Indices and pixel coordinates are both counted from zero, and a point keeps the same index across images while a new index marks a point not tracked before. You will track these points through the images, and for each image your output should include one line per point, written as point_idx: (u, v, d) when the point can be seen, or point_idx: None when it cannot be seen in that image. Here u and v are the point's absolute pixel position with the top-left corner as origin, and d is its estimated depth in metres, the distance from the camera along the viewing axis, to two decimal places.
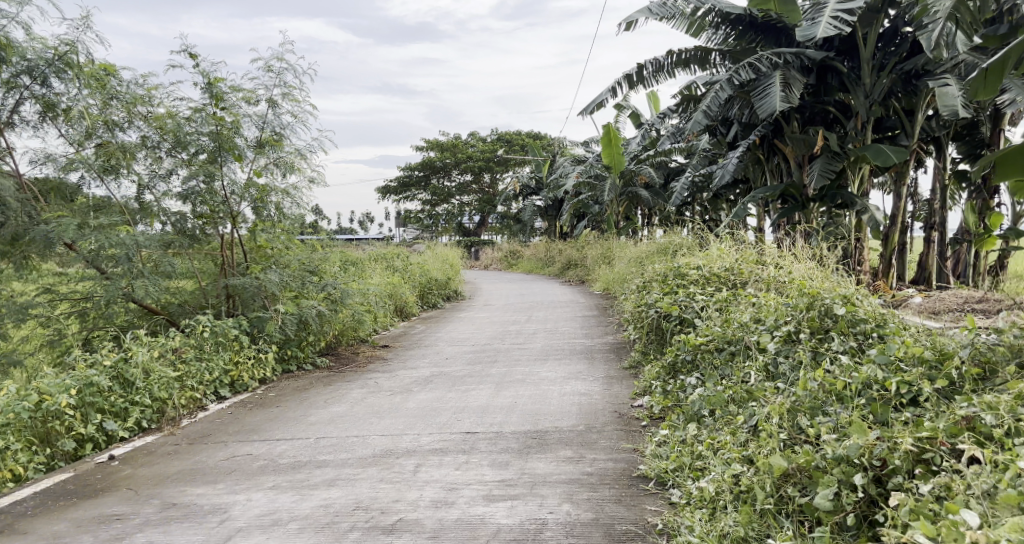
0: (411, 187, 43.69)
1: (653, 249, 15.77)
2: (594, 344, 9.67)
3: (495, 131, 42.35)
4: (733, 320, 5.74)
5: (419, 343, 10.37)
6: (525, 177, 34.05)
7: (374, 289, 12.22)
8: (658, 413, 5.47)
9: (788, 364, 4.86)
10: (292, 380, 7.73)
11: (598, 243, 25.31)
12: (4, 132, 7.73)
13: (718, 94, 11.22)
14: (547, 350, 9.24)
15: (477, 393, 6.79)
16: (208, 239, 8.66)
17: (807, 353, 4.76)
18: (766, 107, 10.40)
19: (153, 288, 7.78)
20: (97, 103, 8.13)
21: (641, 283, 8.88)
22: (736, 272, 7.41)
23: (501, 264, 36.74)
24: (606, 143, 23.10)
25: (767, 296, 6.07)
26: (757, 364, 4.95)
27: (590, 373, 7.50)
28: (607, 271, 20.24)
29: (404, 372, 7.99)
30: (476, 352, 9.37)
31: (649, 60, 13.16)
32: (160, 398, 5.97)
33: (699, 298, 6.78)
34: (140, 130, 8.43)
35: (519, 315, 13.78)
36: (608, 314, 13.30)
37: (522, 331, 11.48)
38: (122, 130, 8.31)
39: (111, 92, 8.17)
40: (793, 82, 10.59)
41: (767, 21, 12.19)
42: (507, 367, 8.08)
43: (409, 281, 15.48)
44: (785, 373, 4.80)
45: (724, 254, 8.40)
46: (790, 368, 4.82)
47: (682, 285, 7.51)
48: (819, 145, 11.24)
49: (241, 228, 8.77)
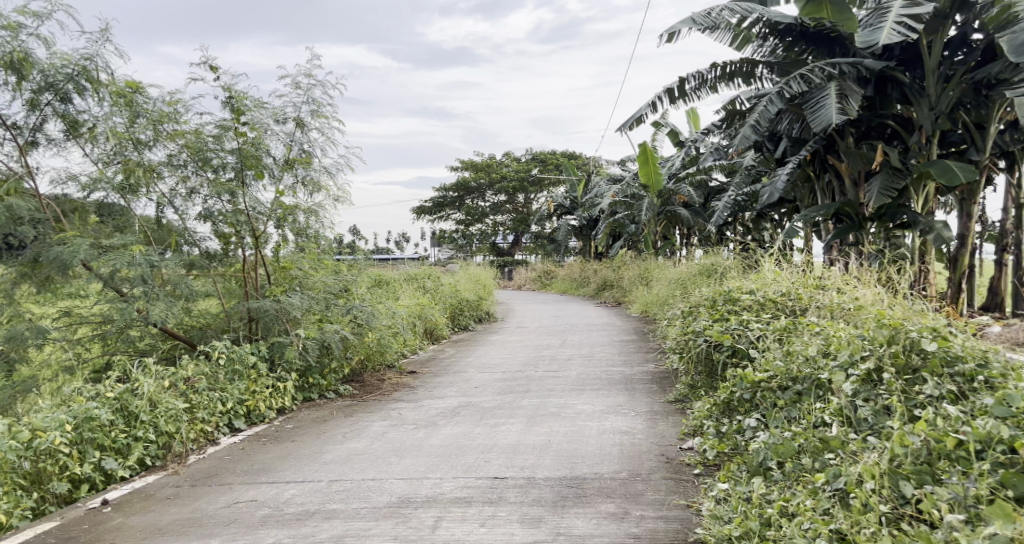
0: (445, 207, 43.41)
1: (694, 270, 15.11)
2: (634, 373, 9.05)
3: (529, 150, 41.98)
4: (796, 353, 5.14)
5: (448, 368, 9.84)
6: (560, 197, 33.52)
7: (404, 312, 11.74)
8: (713, 459, 4.87)
9: (869, 408, 4.27)
10: (314, 407, 7.22)
11: (635, 264, 24.64)
12: (26, 153, 7.27)
13: (768, 107, 10.66)
14: (583, 379, 8.64)
15: (507, 429, 6.22)
16: (230, 259, 8.16)
17: (897, 401, 4.17)
18: (821, 120, 9.80)
19: (172, 311, 7.32)
20: (125, 121, 7.63)
21: (687, 308, 8.30)
22: (793, 298, 6.81)
23: (535, 285, 36.15)
24: (643, 162, 22.49)
25: (834, 326, 5.46)
26: (831, 408, 4.36)
27: (632, 407, 6.89)
28: (645, 292, 19.58)
29: (430, 402, 7.46)
30: (508, 380, 8.81)
31: (692, 74, 12.63)
32: (166, 432, 5.37)
33: (753, 326, 6.21)
34: (166, 147, 7.89)
35: (554, 339, 13.16)
36: (649, 339, 12.65)
37: (557, 356, 10.89)
38: (149, 149, 7.78)
39: (137, 110, 7.70)
40: (851, 95, 10.03)
41: (820, 32, 11.57)
42: (541, 398, 7.51)
43: (439, 302, 14.97)
44: (868, 421, 4.21)
45: (778, 278, 7.79)
46: (876, 417, 4.22)
47: (733, 311, 6.92)
48: (878, 162, 10.75)
49: (267, 246, 8.24)
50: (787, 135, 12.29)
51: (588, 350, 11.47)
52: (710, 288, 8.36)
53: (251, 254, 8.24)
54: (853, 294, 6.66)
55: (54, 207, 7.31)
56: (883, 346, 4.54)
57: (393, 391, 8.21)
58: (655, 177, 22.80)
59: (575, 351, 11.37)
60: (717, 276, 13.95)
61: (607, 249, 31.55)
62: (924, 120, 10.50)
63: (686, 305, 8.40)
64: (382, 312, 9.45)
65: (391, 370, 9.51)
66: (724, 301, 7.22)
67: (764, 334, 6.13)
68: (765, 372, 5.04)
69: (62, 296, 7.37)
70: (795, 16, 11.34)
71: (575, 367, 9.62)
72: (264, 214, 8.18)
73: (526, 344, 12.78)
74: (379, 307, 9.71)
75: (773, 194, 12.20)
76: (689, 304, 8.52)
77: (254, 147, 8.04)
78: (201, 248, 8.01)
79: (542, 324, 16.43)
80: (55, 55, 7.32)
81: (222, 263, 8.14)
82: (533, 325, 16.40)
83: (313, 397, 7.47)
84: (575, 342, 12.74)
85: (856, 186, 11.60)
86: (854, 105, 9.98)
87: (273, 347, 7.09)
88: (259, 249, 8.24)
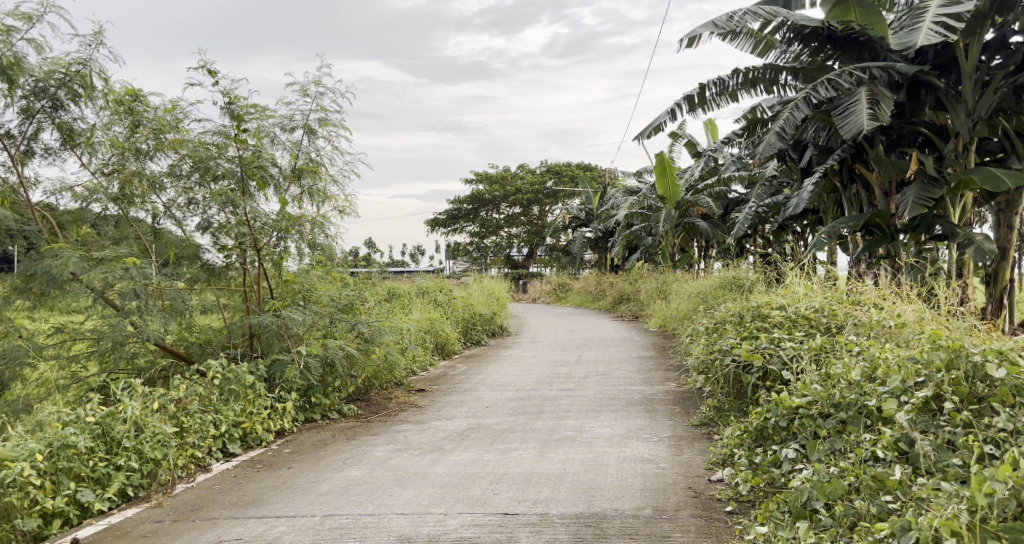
0: (460, 219, 43.08)
1: (714, 284, 14.63)
2: (654, 392, 8.59)
3: (545, 162, 41.63)
4: (838, 377, 4.70)
5: (459, 387, 9.40)
6: (575, 209, 33.10)
7: (414, 327, 11.33)
8: (746, 495, 4.41)
9: (932, 446, 3.79)
10: (317, 428, 6.81)
11: (652, 276, 24.14)
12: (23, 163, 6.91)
13: (793, 113, 10.16)
14: (601, 399, 8.20)
15: (520, 455, 5.79)
16: (230, 274, 7.58)
17: (969, 440, 3.66)
18: (851, 126, 9.31)
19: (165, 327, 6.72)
20: (124, 130, 7.22)
21: (711, 324, 7.83)
22: (828, 314, 6.35)
23: (550, 298, 35.69)
24: (660, 173, 22.05)
25: (879, 347, 5.01)
26: (885, 441, 3.90)
27: (654, 432, 6.43)
28: (663, 306, 19.09)
29: (439, 424, 7.03)
30: (521, 400, 8.37)
31: (713, 80, 12.21)
32: (151, 459, 4.96)
33: (787, 345, 5.77)
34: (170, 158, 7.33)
35: (569, 355, 12.70)
36: (669, 355, 12.14)
37: (573, 374, 10.43)
38: (150, 159, 7.25)
39: (138, 118, 7.23)
40: (882, 99, 9.50)
41: (848, 36, 11.14)
42: (556, 420, 7.07)
43: (451, 316, 14.57)
44: (931, 460, 3.72)
45: (810, 292, 7.33)
46: (939, 454, 3.73)
47: (762, 328, 6.47)
48: (913, 170, 10.34)
49: (269, 257, 7.67)
50: (813, 143, 11.86)
51: (605, 367, 11.01)
52: (736, 303, 7.90)
53: (254, 263, 7.62)
54: (892, 312, 6.20)
55: (50, 220, 6.86)
56: (943, 371, 4.06)
57: (400, 412, 7.79)
58: (672, 188, 22.37)
59: (592, 368, 10.91)
60: (738, 290, 13.44)
61: (623, 262, 31.08)
62: (961, 126, 10.10)
63: (711, 321, 7.95)
64: (390, 327, 9.05)
65: (399, 389, 9.10)
66: (752, 316, 6.77)
67: (798, 354, 5.68)
68: (804, 397, 4.59)
69: (50, 308, 6.80)
70: (821, 20, 10.91)
71: (591, 386, 9.17)
72: (269, 225, 7.56)
73: (540, 360, 12.33)
74: (388, 322, 9.30)
75: (798, 204, 11.75)
76: (713, 318, 8.06)
77: (255, 156, 7.50)
78: (200, 259, 7.43)
79: (556, 339, 15.97)
80: (44, 60, 6.85)
81: (220, 278, 7.54)
82: (547, 340, 15.94)
83: (315, 418, 7.05)
84: (592, 358, 12.29)
85: (886, 196, 11.14)
86: (886, 109, 9.43)
87: (274, 365, 6.68)
88: (262, 261, 7.64)
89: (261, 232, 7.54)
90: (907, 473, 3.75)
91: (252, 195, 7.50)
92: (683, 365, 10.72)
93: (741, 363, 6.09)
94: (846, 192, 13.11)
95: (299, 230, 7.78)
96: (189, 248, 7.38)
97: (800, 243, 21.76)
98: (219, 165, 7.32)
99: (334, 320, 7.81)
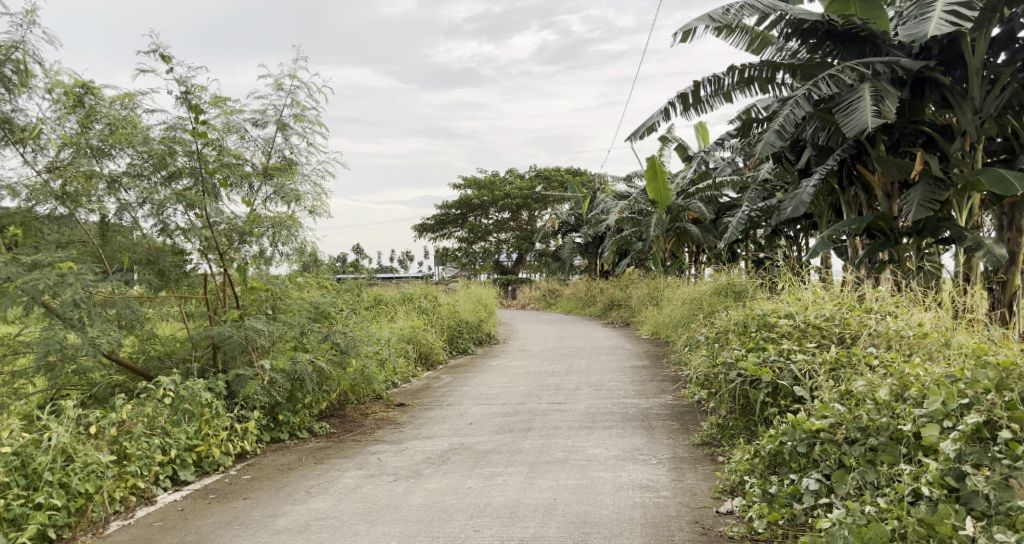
0: (448, 224, 42.46)
1: (708, 289, 14.13)
2: (649, 406, 8.05)
3: (534, 167, 41.13)
4: (860, 395, 4.24)
5: (442, 400, 8.84)
6: (564, 214, 32.60)
7: (395, 336, 10.75)
8: (763, 532, 3.98)
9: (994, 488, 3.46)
10: (281, 450, 6.23)
11: (643, 282, 23.65)
12: None
13: (793, 110, 9.55)
14: (593, 414, 7.64)
15: (505, 481, 5.22)
16: (189, 279, 6.96)
17: None
18: (854, 123, 8.63)
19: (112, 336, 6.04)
20: (76, 125, 6.47)
21: (711, 333, 7.29)
22: (840, 323, 5.82)
23: (539, 304, 35.17)
24: (651, 177, 21.56)
25: (908, 365, 4.49)
26: (935, 477, 3.58)
27: (652, 453, 5.89)
28: (655, 313, 18.56)
29: (418, 444, 6.47)
30: (508, 415, 7.81)
31: (708, 78, 11.70)
32: (81, 492, 4.41)
33: (797, 357, 5.25)
34: (130, 156, 6.64)
35: (559, 365, 12.16)
36: (664, 365, 11.57)
37: (563, 385, 9.88)
38: (107, 158, 6.54)
39: (94, 113, 6.50)
40: (886, 94, 8.85)
41: (848, 31, 10.60)
42: (545, 439, 6.52)
43: (436, 324, 13.98)
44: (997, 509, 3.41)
45: (817, 299, 6.80)
46: (1000, 494, 3.42)
47: (768, 338, 5.94)
48: (918, 170, 9.75)
49: (233, 262, 7.06)
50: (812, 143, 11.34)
51: (597, 378, 10.47)
52: (736, 311, 7.36)
53: (220, 273, 7.05)
54: (911, 322, 5.70)
55: None
56: (993, 392, 3.74)
57: (378, 430, 7.22)
58: (663, 192, 21.90)
59: (583, 379, 10.37)
60: (735, 297, 12.90)
61: (613, 267, 30.58)
62: (968, 125, 9.56)
63: (711, 331, 7.43)
64: (368, 337, 8.47)
65: (379, 403, 8.53)
66: (756, 325, 6.23)
67: (810, 368, 5.17)
68: (827, 418, 4.15)
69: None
70: (822, 14, 10.40)
71: (583, 399, 8.63)
72: (233, 229, 7.01)
73: (528, 370, 11.78)
74: (365, 332, 8.72)
75: (797, 207, 11.20)
76: (714, 328, 7.51)
77: (218, 153, 6.95)
78: (157, 264, 6.77)
79: (546, 348, 15.42)
80: None
81: (180, 286, 6.89)
82: (536, 348, 15.39)
83: (282, 438, 6.48)
84: (582, 368, 11.75)
85: (889, 198, 10.61)
86: (891, 106, 8.74)
87: (236, 382, 6.10)
88: (230, 269, 7.05)
89: (228, 241, 7.01)
90: (975, 524, 3.40)
91: (213, 196, 6.88)
92: (682, 376, 10.14)
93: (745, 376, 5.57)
94: (844, 193, 12.57)
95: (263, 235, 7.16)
96: (142, 252, 6.69)
97: (793, 247, 21.32)
98: (173, 165, 6.67)
99: (307, 328, 7.29)
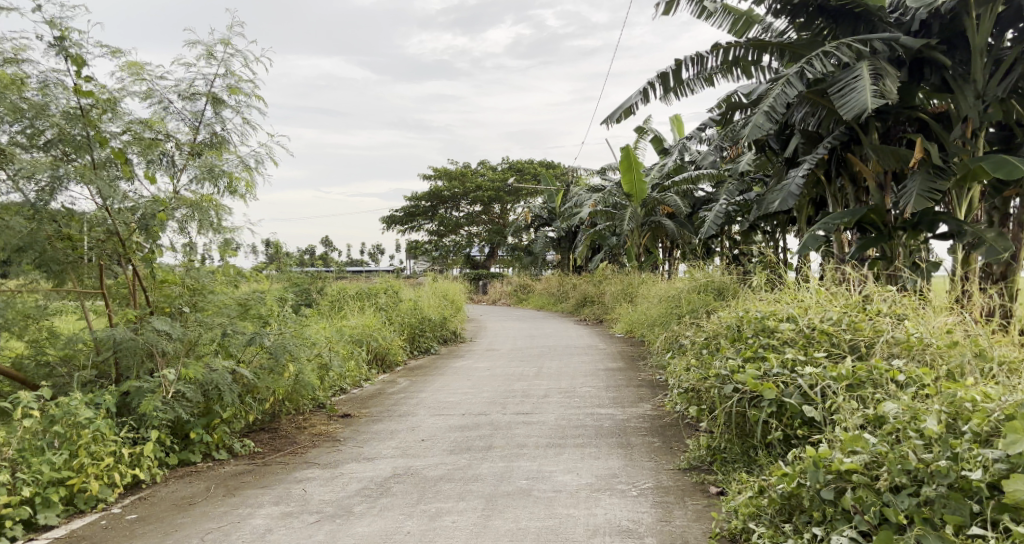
0: (417, 217, 41.41)
1: (686, 285, 13.26)
2: (626, 418, 7.16)
3: (506, 159, 40.21)
4: (901, 436, 3.59)
5: (393, 409, 7.88)
6: (537, 207, 31.69)
7: (345, 336, 9.77)
8: None
9: None
10: (182, 479, 5.28)
11: (617, 278, 22.83)
12: None
13: (786, 91, 8.63)
14: (562, 429, 6.74)
15: (452, 523, 4.29)
16: (87, 273, 6.00)
17: None
18: (852, 105, 7.63)
19: None
20: None
21: (698, 337, 6.38)
22: (852, 327, 4.89)
23: (510, 300, 34.31)
24: (625, 169, 20.78)
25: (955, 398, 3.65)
26: None
27: (630, 480, 4.98)
28: (630, 311, 17.74)
29: (356, 470, 5.52)
30: (466, 428, 6.88)
31: (690, 57, 10.76)
32: None
33: (805, 370, 4.38)
34: (19, 127, 5.59)
35: (527, 367, 11.26)
36: (641, 369, 10.66)
37: (531, 391, 8.97)
38: None
39: None
40: (885, 73, 7.91)
41: (842, 6, 9.56)
42: (505, 462, 5.59)
43: (396, 321, 13.01)
44: None
45: (818, 298, 5.92)
46: None
47: (766, 346, 5.02)
48: (916, 158, 8.78)
49: (140, 251, 6.06)
50: (799, 130, 10.44)
51: (567, 383, 9.58)
52: (723, 313, 6.47)
53: (125, 265, 6.09)
54: (934, 328, 4.83)
55: None
56: None
57: (315, 449, 6.26)
58: (637, 185, 21.13)
59: (552, 384, 9.47)
60: (717, 297, 12.04)
61: (586, 262, 29.78)
62: (970, 110, 8.66)
63: (697, 335, 6.53)
64: (310, 337, 7.48)
65: (322, 413, 7.55)
66: (749, 331, 5.31)
67: (819, 385, 4.29)
68: (860, 458, 3.53)
69: None
70: None
71: (551, 409, 7.73)
72: (140, 213, 5.97)
73: (494, 373, 10.87)
74: (308, 332, 7.73)
75: (784, 201, 10.30)
76: (700, 331, 6.60)
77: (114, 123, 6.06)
78: (36, 251, 5.62)
79: (514, 347, 14.54)
80: None
81: (65, 278, 5.85)
82: (504, 347, 14.50)
83: (194, 461, 5.62)
84: (552, 371, 10.86)
85: (881, 191, 9.73)
86: (890, 85, 7.77)
87: (133, 395, 5.22)
88: (135, 260, 6.05)
89: (133, 229, 5.98)
90: None
91: (111, 176, 5.95)
92: (665, 384, 9.21)
93: (738, 390, 4.68)
94: (831, 186, 11.73)
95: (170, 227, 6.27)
96: (18, 238, 5.52)
97: (771, 243, 20.59)
98: (53, 134, 5.68)
99: (231, 328, 6.33)
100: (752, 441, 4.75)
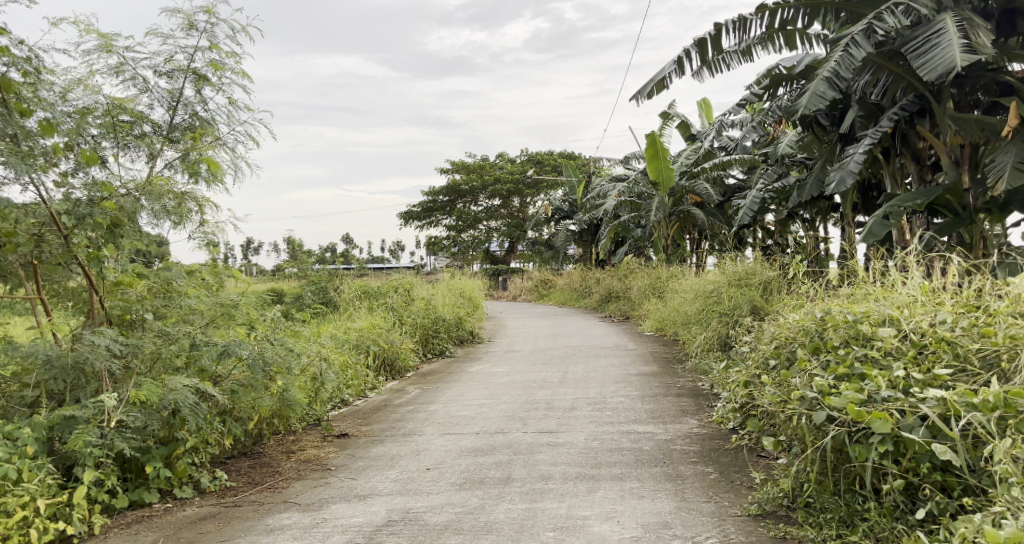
0: (435, 212, 40.45)
1: (723, 279, 12.11)
2: (671, 440, 6.09)
3: (526, 151, 39.15)
4: None
5: (398, 427, 6.84)
6: (558, 199, 30.54)
7: (346, 343, 8.73)
8: None
9: None
10: (127, 530, 4.22)
11: (642, 272, 21.68)
12: None
13: (851, 52, 7.71)
14: (595, 454, 5.68)
15: None
16: (15, 274, 4.94)
17: None
18: (938, 65, 6.74)
19: None
20: None
21: (762, 342, 5.31)
22: (980, 333, 3.80)
23: (531, 295, 33.21)
24: (652, 156, 19.63)
25: None
26: None
27: (688, 534, 3.91)
28: (659, 307, 16.64)
29: (344, 513, 4.49)
30: (481, 452, 5.83)
31: (730, 20, 9.60)
32: None
33: (930, 394, 3.38)
34: None
35: (551, 373, 10.18)
36: (681, 375, 9.52)
37: (556, 402, 7.90)
38: None
39: None
40: (973, 27, 7.00)
41: None
42: (529, 502, 4.54)
43: (407, 322, 11.98)
44: None
45: (913, 289, 4.84)
46: None
47: (863, 358, 3.99)
48: (1010, 127, 7.64)
49: (81, 244, 4.95)
50: (858, 101, 9.49)
51: (597, 391, 8.52)
52: (792, 312, 5.39)
53: (74, 265, 5.00)
54: None
55: None
56: None
57: (301, 481, 5.07)
58: (665, 173, 20.01)
59: (579, 394, 8.40)
60: (761, 292, 10.84)
61: (609, 256, 28.66)
62: None
63: (759, 340, 5.43)
64: (305, 344, 6.47)
65: (317, 431, 6.52)
66: (835, 338, 4.24)
67: (952, 420, 3.32)
68: None
69: None
70: None
71: (580, 426, 6.67)
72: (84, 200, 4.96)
73: (514, 379, 9.81)
74: (301, 338, 6.72)
75: (843, 179, 9.29)
76: (763, 334, 5.53)
77: (30, 92, 5.22)
78: None
79: (536, 348, 13.46)
80: None
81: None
82: (525, 349, 13.41)
83: (149, 502, 4.52)
84: (579, 377, 9.79)
85: (956, 167, 8.84)
86: (982, 38, 6.88)
87: (61, 427, 4.19)
88: (79, 258, 4.97)
89: (70, 223, 4.88)
90: None
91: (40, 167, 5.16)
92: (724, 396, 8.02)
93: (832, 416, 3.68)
94: (890, 164, 10.77)
95: (132, 222, 5.35)
96: None
97: (808, 232, 19.39)
98: None
99: (204, 332, 5.34)
100: (863, 485, 3.65)
